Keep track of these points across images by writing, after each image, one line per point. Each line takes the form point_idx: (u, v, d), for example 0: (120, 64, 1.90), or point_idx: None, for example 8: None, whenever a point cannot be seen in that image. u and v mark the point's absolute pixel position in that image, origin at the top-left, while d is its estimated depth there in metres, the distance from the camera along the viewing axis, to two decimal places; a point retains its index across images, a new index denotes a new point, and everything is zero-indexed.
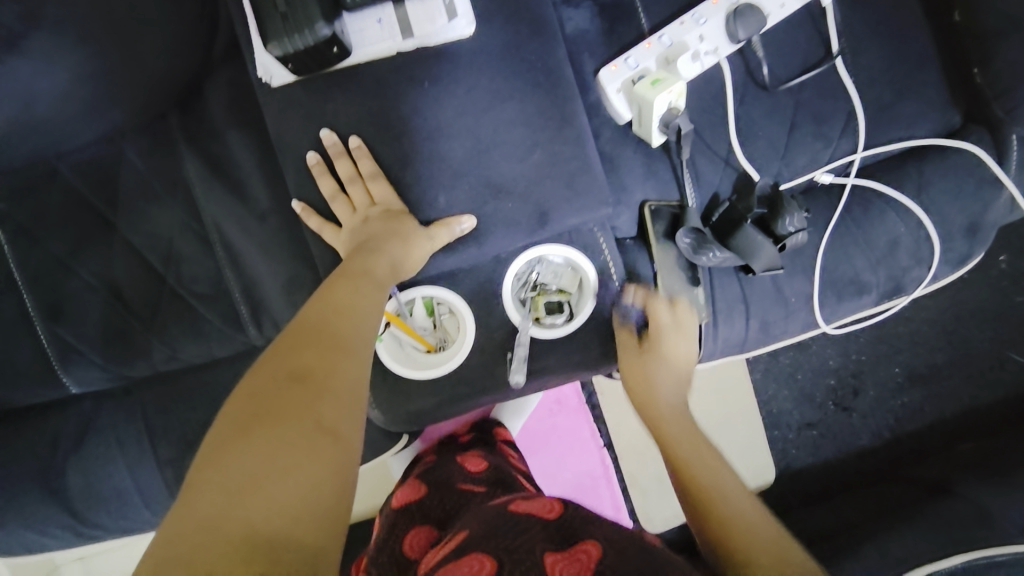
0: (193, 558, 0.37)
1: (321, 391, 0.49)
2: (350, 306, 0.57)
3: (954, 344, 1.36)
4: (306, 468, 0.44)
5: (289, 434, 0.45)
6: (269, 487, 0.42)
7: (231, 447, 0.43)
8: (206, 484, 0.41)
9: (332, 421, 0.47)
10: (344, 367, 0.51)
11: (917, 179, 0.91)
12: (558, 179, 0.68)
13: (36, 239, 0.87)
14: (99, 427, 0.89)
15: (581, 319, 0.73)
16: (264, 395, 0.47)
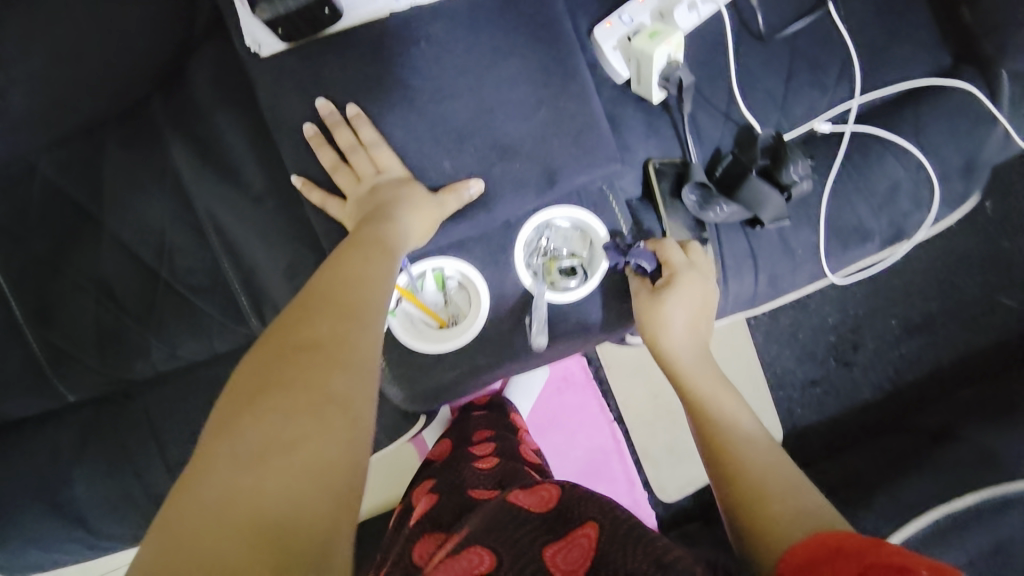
0: (204, 539, 0.36)
1: (331, 360, 0.46)
2: (360, 274, 0.54)
3: (946, 292, 1.38)
4: (317, 442, 0.42)
5: (300, 408, 0.43)
6: (279, 467, 0.40)
7: (243, 422, 0.42)
8: (217, 459, 0.40)
9: (344, 388, 0.45)
10: (352, 334, 0.49)
11: (914, 122, 0.90)
12: (565, 137, 0.66)
13: (21, 240, 0.83)
14: (100, 434, 0.85)
15: (596, 279, 0.72)
16: (275, 366, 0.45)
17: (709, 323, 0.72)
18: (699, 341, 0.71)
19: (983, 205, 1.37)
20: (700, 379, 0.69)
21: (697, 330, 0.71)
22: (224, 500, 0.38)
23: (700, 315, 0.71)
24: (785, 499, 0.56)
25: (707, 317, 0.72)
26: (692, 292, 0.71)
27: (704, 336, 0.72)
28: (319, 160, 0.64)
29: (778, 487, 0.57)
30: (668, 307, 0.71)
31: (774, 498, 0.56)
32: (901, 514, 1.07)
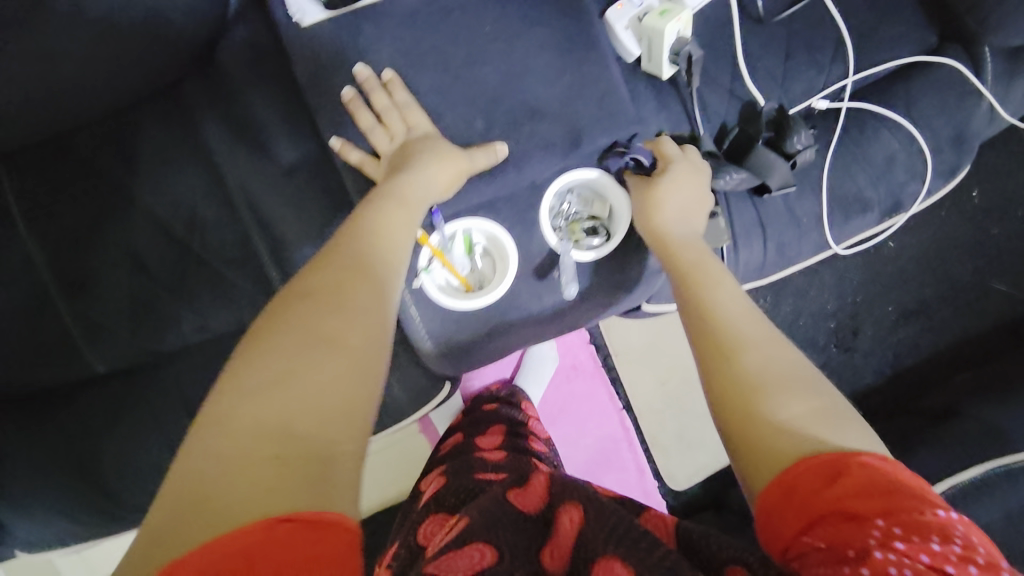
0: (235, 440, 0.45)
1: (324, 324, 0.53)
2: (374, 232, 0.62)
3: (939, 277, 1.39)
4: (320, 392, 0.49)
5: (300, 366, 0.50)
6: (294, 388, 0.48)
7: (266, 349, 0.51)
8: (245, 377, 0.49)
9: (338, 349, 0.51)
10: (348, 299, 0.55)
11: (906, 98, 0.96)
12: (588, 99, 0.71)
13: (56, 215, 0.86)
14: (132, 404, 0.87)
15: (618, 239, 0.75)
16: (297, 306, 0.54)
17: (701, 206, 0.72)
18: (689, 226, 0.71)
19: (970, 194, 1.38)
20: (689, 249, 0.68)
21: (689, 218, 0.71)
22: (231, 444, 0.44)
23: (691, 203, 0.72)
24: (775, 378, 0.56)
25: (698, 204, 0.72)
26: (684, 181, 0.71)
27: (695, 223, 0.72)
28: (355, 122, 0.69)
29: (767, 360, 0.57)
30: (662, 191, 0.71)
31: (761, 373, 0.56)
32: None
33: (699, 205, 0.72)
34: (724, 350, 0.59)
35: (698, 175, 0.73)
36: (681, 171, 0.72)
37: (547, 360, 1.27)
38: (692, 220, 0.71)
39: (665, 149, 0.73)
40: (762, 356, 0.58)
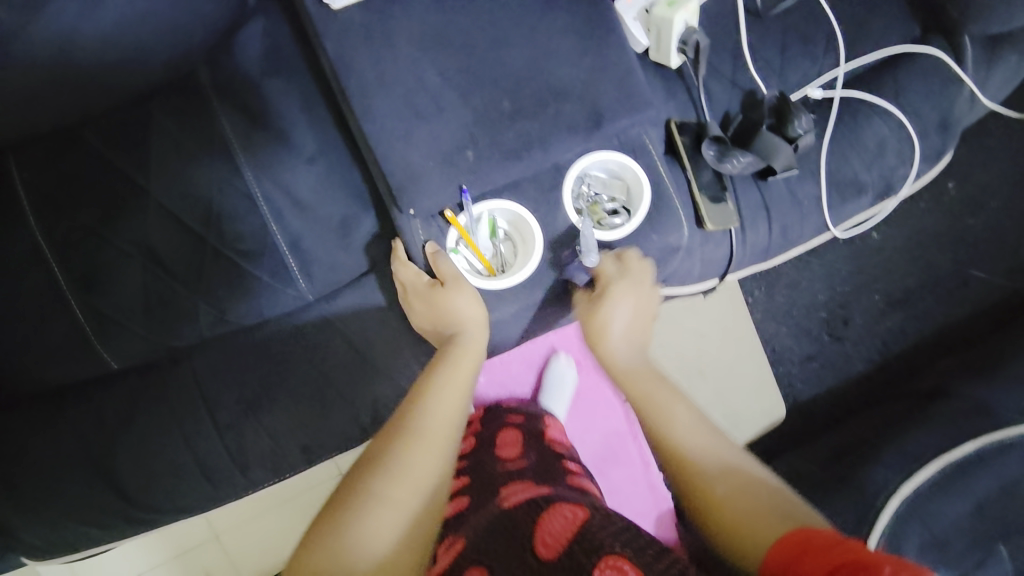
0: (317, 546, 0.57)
1: (391, 467, 0.62)
2: (438, 386, 0.70)
3: (921, 267, 1.42)
4: (387, 532, 0.57)
5: (373, 505, 0.59)
6: (353, 516, 0.58)
7: (352, 485, 0.62)
8: (336, 505, 0.61)
9: (399, 503, 0.60)
10: (404, 444, 0.64)
11: (894, 85, 1.02)
12: (609, 81, 0.74)
13: (68, 209, 0.84)
14: (147, 400, 0.85)
15: (639, 217, 0.78)
16: (380, 451, 0.65)
17: (648, 326, 0.78)
18: (639, 346, 0.76)
19: (946, 186, 1.42)
20: (638, 378, 0.73)
21: (637, 333, 0.77)
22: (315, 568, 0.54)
23: (638, 319, 0.77)
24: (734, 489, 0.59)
25: (644, 317, 0.77)
26: (627, 300, 0.75)
27: (645, 340, 0.78)
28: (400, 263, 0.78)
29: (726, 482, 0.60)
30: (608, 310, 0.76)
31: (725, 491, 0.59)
32: (907, 463, 1.13)
33: (646, 315, 0.77)
34: (690, 478, 0.61)
35: (646, 289, 0.77)
36: (625, 288, 0.75)
37: (564, 377, 1.27)
38: (640, 334, 0.77)
39: (607, 265, 0.76)
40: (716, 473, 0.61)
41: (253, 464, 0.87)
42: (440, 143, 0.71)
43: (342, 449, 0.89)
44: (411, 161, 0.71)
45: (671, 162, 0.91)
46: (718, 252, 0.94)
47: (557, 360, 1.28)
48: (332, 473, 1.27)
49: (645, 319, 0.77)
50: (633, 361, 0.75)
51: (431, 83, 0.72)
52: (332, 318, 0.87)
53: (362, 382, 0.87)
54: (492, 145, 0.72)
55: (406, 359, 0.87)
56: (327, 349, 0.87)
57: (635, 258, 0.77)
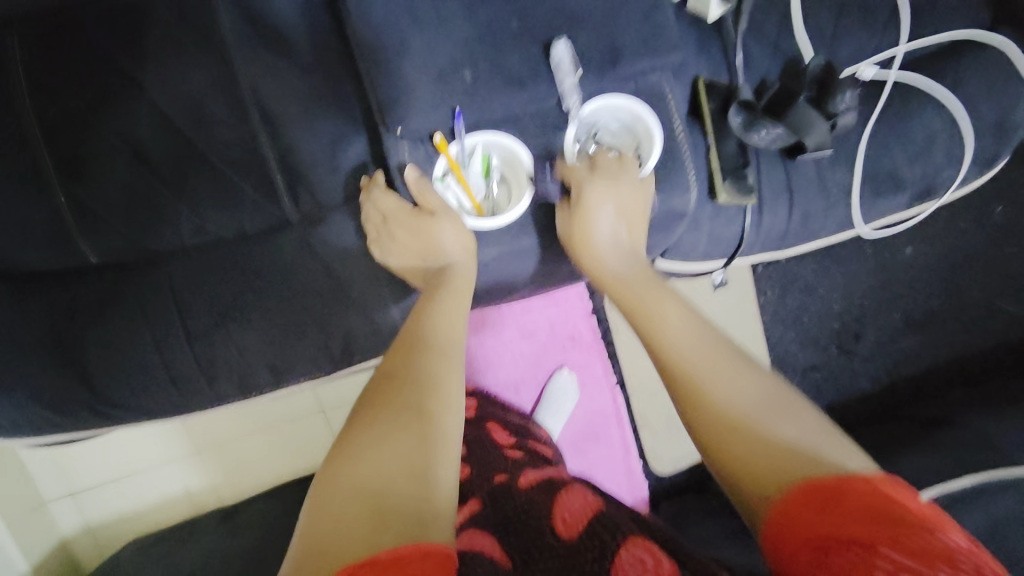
0: (352, 489, 0.51)
1: (414, 382, 0.62)
2: (433, 309, 0.69)
3: (949, 290, 1.32)
4: (420, 440, 0.56)
5: (402, 416, 0.58)
6: (386, 458, 0.54)
7: (365, 424, 0.58)
8: (356, 447, 0.56)
9: (435, 438, 0.57)
10: (425, 360, 0.64)
11: (954, 75, 0.92)
12: (632, 15, 0.69)
13: (57, 90, 0.81)
14: (118, 298, 0.83)
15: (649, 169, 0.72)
16: (382, 387, 0.62)
17: (639, 221, 0.73)
18: (626, 250, 0.72)
19: (992, 209, 1.30)
20: (627, 286, 0.70)
21: (625, 231, 0.72)
22: (354, 477, 0.53)
23: (624, 217, 0.72)
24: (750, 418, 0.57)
25: (631, 209, 0.72)
26: (604, 198, 0.70)
27: (634, 240, 0.73)
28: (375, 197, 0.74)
29: (742, 409, 0.57)
30: (587, 218, 0.71)
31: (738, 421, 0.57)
32: None
33: (633, 209, 0.72)
34: (702, 414, 0.59)
35: (624, 181, 0.71)
36: (599, 186, 0.70)
37: (567, 393, 1.24)
38: (631, 235, 0.72)
39: (577, 166, 0.71)
40: (731, 399, 0.58)
41: (218, 378, 0.86)
42: (440, 56, 0.66)
43: (309, 377, 0.87)
44: (404, 72, 0.66)
45: (692, 123, 0.84)
46: (729, 231, 0.88)
47: (561, 374, 1.25)
48: (313, 407, 1.27)
49: (633, 214, 0.72)
50: (621, 266, 0.71)
51: None
52: (314, 241, 0.83)
53: (335, 310, 0.84)
54: (494, 68, 0.67)
55: (383, 293, 0.84)
56: (303, 272, 0.83)
57: (606, 156, 0.71)
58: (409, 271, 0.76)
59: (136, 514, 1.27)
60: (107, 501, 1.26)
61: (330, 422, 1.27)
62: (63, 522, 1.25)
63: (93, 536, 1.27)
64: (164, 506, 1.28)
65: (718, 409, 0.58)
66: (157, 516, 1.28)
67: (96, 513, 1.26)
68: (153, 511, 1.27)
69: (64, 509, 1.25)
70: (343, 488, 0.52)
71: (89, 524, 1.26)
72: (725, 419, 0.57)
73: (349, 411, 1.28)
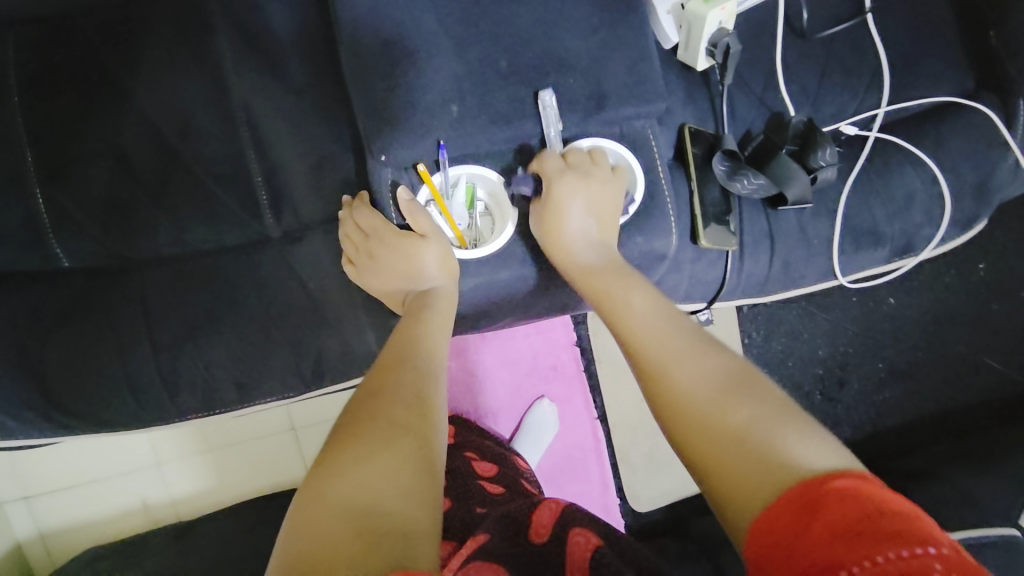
0: (341, 509, 0.48)
1: (399, 400, 0.59)
2: (415, 333, 0.66)
3: (932, 343, 1.32)
4: (409, 460, 0.54)
5: (388, 434, 0.55)
6: (369, 474, 0.51)
7: (345, 447, 0.54)
8: (337, 467, 0.52)
9: (418, 452, 0.55)
10: (408, 377, 0.62)
11: (935, 137, 0.94)
12: (619, 62, 0.70)
13: (50, 96, 0.82)
14: (89, 304, 0.82)
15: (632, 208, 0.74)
16: (361, 406, 0.58)
17: (610, 215, 0.70)
18: (599, 241, 0.70)
19: (976, 266, 1.31)
20: (599, 275, 0.67)
21: (596, 228, 0.70)
22: (342, 500, 0.49)
23: (595, 211, 0.70)
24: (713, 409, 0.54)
25: (603, 204, 0.70)
26: (576, 192, 0.68)
27: (608, 236, 0.71)
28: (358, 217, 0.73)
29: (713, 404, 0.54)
30: (559, 210, 0.68)
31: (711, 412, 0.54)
32: None
33: (605, 205, 0.70)
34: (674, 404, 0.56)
35: (596, 178, 0.69)
36: (571, 179, 0.68)
37: (547, 424, 1.22)
38: (604, 224, 0.70)
39: (549, 160, 0.69)
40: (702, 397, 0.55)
41: (184, 393, 0.84)
42: (427, 90, 0.67)
43: (277, 396, 0.86)
44: (391, 103, 0.67)
45: (676, 169, 0.86)
46: (710, 274, 0.88)
47: (541, 405, 1.23)
48: (285, 425, 1.24)
49: (605, 209, 0.70)
50: (592, 258, 0.69)
51: (428, 27, 0.67)
52: (293, 261, 0.83)
53: (310, 330, 0.83)
54: (480, 104, 0.68)
55: (358, 316, 0.83)
56: (280, 289, 0.83)
57: (579, 152, 0.70)
58: (391, 292, 0.75)
59: (93, 523, 1.22)
60: (64, 507, 1.22)
61: (301, 440, 1.24)
62: (17, 526, 1.20)
63: (46, 544, 1.21)
64: (122, 517, 1.23)
65: (676, 394, 0.56)
66: (114, 527, 1.23)
67: (52, 520, 1.21)
68: (110, 521, 1.23)
69: (18, 513, 1.20)
70: (330, 512, 0.48)
71: (43, 530, 1.21)
72: (683, 406, 0.55)
73: (322, 431, 1.25)
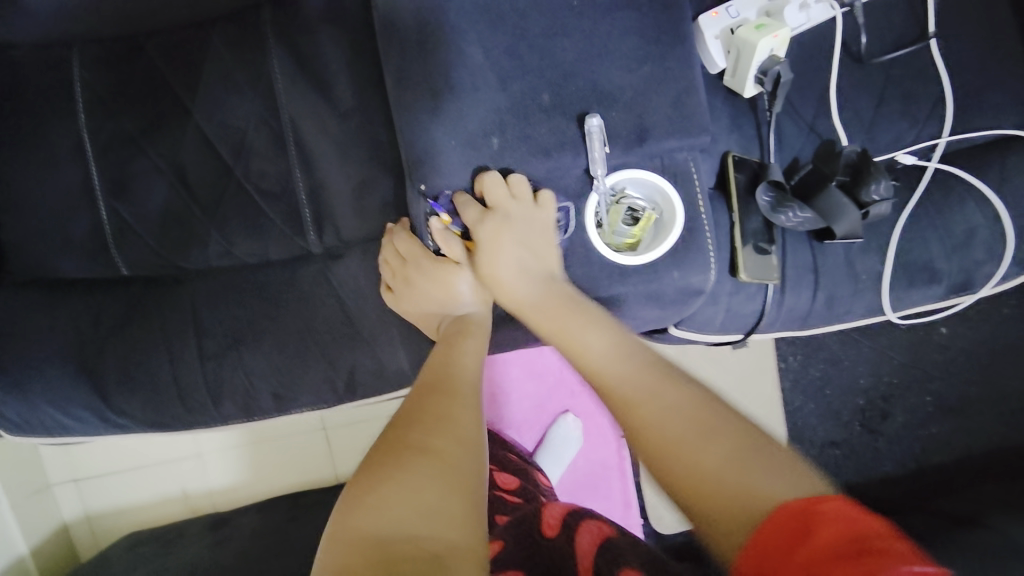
0: (369, 535, 0.48)
1: (428, 424, 0.58)
2: (454, 358, 0.67)
3: (986, 378, 1.24)
4: (439, 482, 0.53)
5: (420, 460, 0.54)
6: (397, 500, 0.50)
7: (376, 468, 0.54)
8: (369, 491, 0.51)
9: (447, 481, 0.53)
10: (440, 402, 0.61)
11: (1001, 170, 0.88)
12: (664, 96, 0.70)
13: (116, 114, 0.87)
14: (143, 312, 0.87)
15: (677, 226, 0.72)
16: (395, 427, 0.58)
17: (546, 245, 0.69)
18: (535, 273, 0.68)
19: None
20: (551, 309, 0.65)
21: (531, 259, 0.68)
22: (379, 529, 0.48)
23: (528, 246, 0.68)
24: (686, 436, 0.51)
25: (534, 237, 0.69)
26: (501, 238, 0.67)
27: (546, 266, 0.69)
28: (396, 239, 0.75)
29: (665, 415, 0.54)
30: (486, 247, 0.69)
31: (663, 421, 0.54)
32: None
33: (536, 236, 0.69)
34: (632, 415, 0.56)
35: (518, 216, 0.68)
36: (495, 228, 0.68)
37: (570, 440, 1.20)
38: (534, 248, 0.69)
39: (468, 208, 0.69)
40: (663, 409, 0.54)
41: (225, 399, 0.88)
42: (469, 122, 0.68)
43: (312, 406, 0.89)
44: (433, 134, 0.68)
45: (718, 198, 0.84)
46: (749, 307, 0.86)
47: (565, 420, 1.21)
48: (316, 426, 1.28)
49: (537, 242, 0.69)
50: (536, 292, 0.66)
51: (472, 58, 0.68)
52: (332, 276, 0.85)
53: (345, 344, 0.85)
54: (522, 136, 0.69)
55: (392, 334, 0.84)
56: (319, 304, 0.85)
57: (495, 183, 0.68)
58: (426, 315, 0.76)
59: (134, 508, 1.30)
60: (109, 492, 1.29)
61: (331, 442, 1.28)
62: (66, 508, 1.29)
63: (90, 525, 1.29)
64: (161, 505, 1.30)
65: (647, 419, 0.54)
66: (154, 513, 1.30)
67: (97, 503, 1.29)
68: (151, 508, 1.30)
69: (67, 495, 1.28)
70: (369, 542, 0.47)
71: (89, 512, 1.29)
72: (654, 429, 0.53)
73: (352, 434, 1.28)
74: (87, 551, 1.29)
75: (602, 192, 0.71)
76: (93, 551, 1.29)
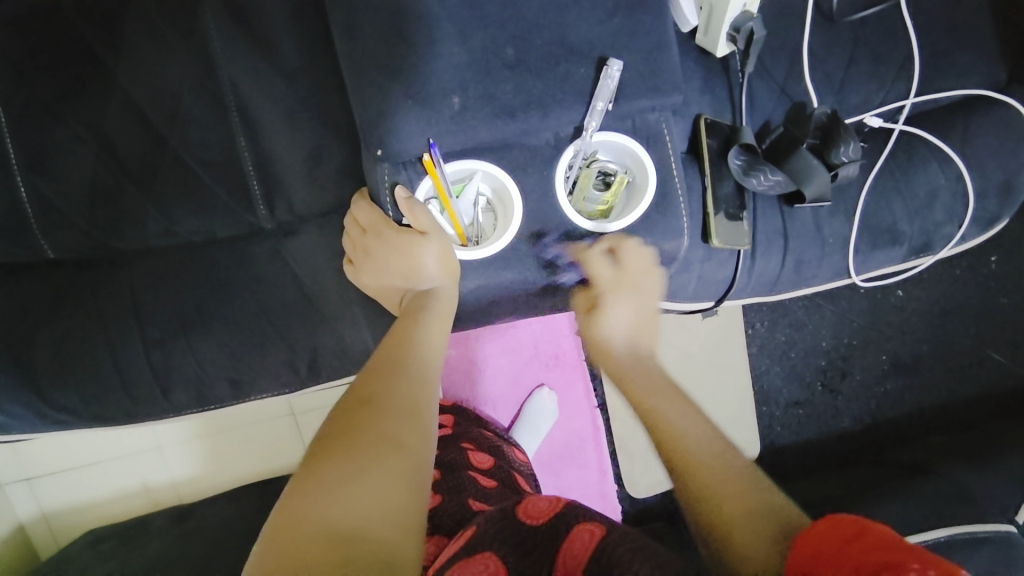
0: (310, 521, 0.44)
1: (392, 410, 0.54)
2: (408, 338, 0.62)
3: (938, 336, 1.29)
4: (388, 471, 0.49)
5: (379, 448, 0.50)
6: (343, 491, 0.46)
7: (324, 458, 0.49)
8: (314, 481, 0.47)
9: (397, 473, 0.49)
10: (403, 386, 0.57)
11: (962, 131, 0.89)
12: (635, 52, 0.67)
13: (29, 77, 0.77)
14: (79, 297, 0.80)
15: (649, 191, 0.69)
16: (343, 415, 0.53)
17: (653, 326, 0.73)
18: (641, 351, 0.70)
19: (986, 258, 1.27)
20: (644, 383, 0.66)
21: (638, 333, 0.72)
22: (321, 519, 0.44)
23: (639, 321, 0.72)
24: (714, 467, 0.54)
25: (647, 312, 0.72)
26: (624, 301, 0.71)
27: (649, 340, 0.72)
28: (357, 210, 0.70)
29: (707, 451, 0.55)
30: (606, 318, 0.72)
31: (733, 501, 0.51)
32: None
33: (652, 313, 0.72)
34: (687, 467, 0.55)
35: (639, 285, 0.71)
36: (615, 293, 0.71)
37: (545, 414, 1.18)
38: (646, 317, 0.72)
39: (596, 269, 0.71)
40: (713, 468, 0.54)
41: (176, 388, 0.82)
42: (428, 79, 0.63)
43: (270, 392, 0.83)
44: (389, 94, 0.63)
45: (690, 162, 0.82)
46: (720, 274, 0.85)
47: (540, 394, 1.19)
48: (284, 410, 1.22)
49: (649, 311, 0.72)
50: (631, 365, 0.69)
51: (430, 9, 0.63)
52: (287, 254, 0.80)
53: (305, 326, 0.80)
54: (486, 95, 0.64)
55: (355, 313, 0.80)
56: (274, 284, 0.80)
57: (633, 251, 0.71)
58: (388, 290, 0.71)
59: (95, 504, 1.22)
60: (64, 490, 1.21)
61: (300, 427, 1.23)
62: (20, 507, 1.20)
63: (48, 524, 1.22)
64: (123, 499, 1.23)
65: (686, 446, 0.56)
66: (116, 509, 1.23)
67: (53, 501, 1.21)
68: (112, 504, 1.23)
69: (19, 495, 1.20)
70: (305, 532, 0.43)
71: (45, 511, 1.21)
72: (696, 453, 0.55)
73: (321, 417, 1.23)
74: (47, 550, 1.22)
75: (575, 151, 0.69)
76: (53, 550, 1.22)
